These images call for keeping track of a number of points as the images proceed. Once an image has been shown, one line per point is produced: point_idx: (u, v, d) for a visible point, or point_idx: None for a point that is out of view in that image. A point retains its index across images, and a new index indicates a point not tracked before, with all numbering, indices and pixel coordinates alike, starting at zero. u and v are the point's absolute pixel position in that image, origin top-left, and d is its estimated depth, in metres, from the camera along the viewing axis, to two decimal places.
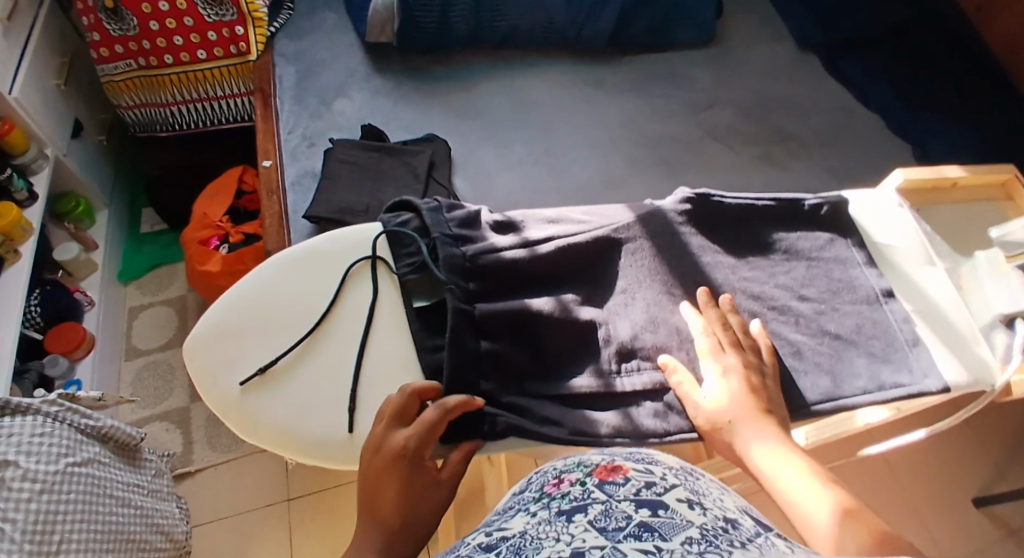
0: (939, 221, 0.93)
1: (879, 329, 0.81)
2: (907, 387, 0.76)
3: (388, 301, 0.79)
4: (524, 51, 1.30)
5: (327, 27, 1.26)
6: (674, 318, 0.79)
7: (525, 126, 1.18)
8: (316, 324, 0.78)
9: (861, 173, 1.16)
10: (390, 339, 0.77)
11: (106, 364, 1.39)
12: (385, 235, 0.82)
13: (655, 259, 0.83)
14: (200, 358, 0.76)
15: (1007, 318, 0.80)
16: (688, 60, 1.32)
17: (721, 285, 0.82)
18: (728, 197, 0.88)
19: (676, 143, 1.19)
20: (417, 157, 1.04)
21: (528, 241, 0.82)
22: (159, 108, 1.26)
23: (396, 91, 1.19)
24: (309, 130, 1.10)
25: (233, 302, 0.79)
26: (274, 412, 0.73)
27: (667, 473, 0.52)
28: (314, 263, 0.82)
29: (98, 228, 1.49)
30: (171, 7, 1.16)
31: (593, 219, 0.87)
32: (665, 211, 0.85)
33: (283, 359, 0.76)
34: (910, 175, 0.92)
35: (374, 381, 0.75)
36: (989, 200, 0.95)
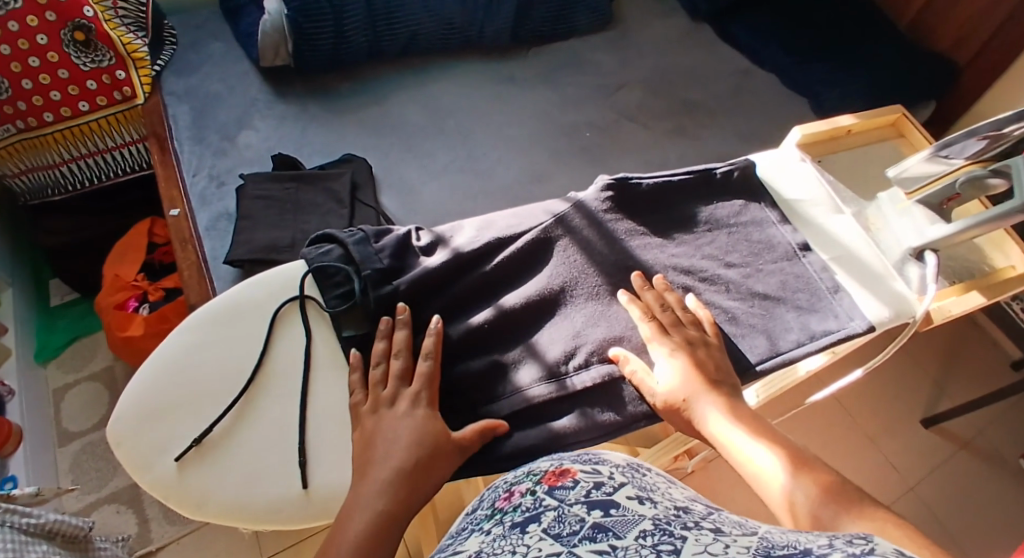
0: (842, 168, 0.95)
1: (803, 281, 0.81)
2: (837, 332, 0.77)
3: (322, 342, 0.75)
4: (427, 56, 1.26)
5: (216, 58, 1.19)
6: (609, 310, 0.77)
7: (442, 132, 1.15)
8: (249, 380, 0.73)
9: (774, 132, 1.18)
10: (331, 380, 0.73)
11: (38, 455, 1.28)
12: (312, 273, 0.77)
13: (587, 252, 0.80)
14: (127, 441, 0.70)
15: (916, 251, 0.82)
16: (591, 44, 1.32)
17: (656, 268, 0.80)
18: (645, 181, 0.85)
19: (593, 129, 1.18)
20: (337, 180, 0.99)
21: (461, 257, 0.77)
22: (48, 170, 1.17)
23: (303, 115, 1.14)
24: (215, 169, 1.04)
25: (153, 375, 0.73)
26: (219, 484, 0.68)
27: (613, 472, 0.51)
28: (233, 314, 0.76)
29: (3, 311, 1.37)
30: (43, 62, 1.05)
31: (523, 219, 0.83)
32: (589, 203, 0.82)
33: (217, 426, 0.70)
34: (808, 130, 0.94)
35: (324, 428, 0.71)
36: (885, 141, 0.99)
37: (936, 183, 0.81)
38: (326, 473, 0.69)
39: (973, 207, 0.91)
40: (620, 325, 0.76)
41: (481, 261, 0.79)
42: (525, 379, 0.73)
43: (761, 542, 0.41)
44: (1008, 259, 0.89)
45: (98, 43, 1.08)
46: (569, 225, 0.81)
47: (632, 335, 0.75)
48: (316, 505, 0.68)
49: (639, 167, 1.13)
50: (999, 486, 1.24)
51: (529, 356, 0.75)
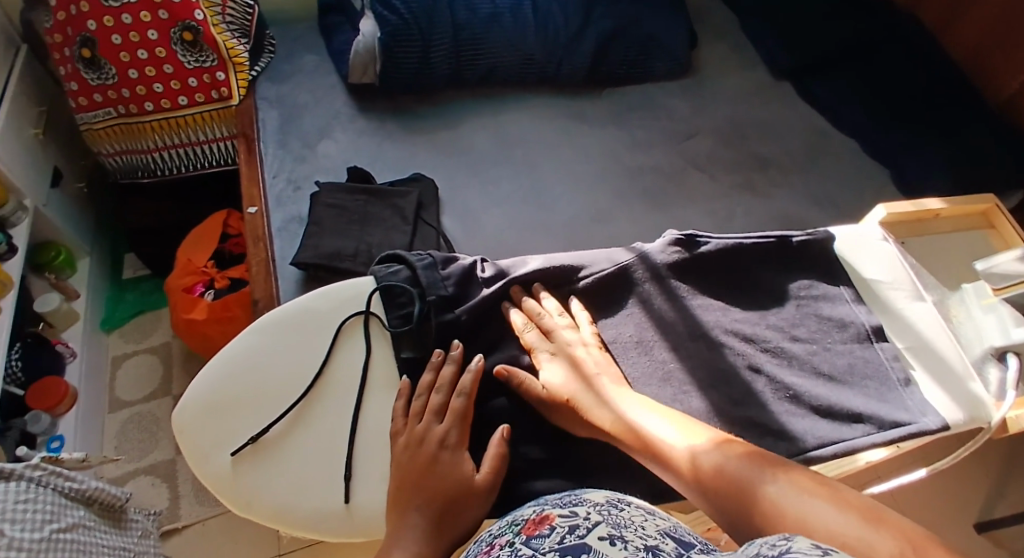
0: (924, 253, 0.93)
1: (873, 368, 0.80)
2: (908, 426, 0.74)
3: (380, 361, 0.78)
4: (504, 86, 1.30)
5: (307, 69, 1.26)
6: (665, 368, 0.78)
7: (510, 162, 1.18)
8: (308, 388, 0.76)
9: (843, 198, 1.17)
10: (383, 399, 0.76)
11: (89, 418, 1.35)
12: (379, 291, 0.80)
13: (649, 309, 0.82)
14: (189, 429, 0.74)
15: (999, 352, 0.80)
16: (668, 90, 1.34)
17: (714, 331, 0.81)
18: (714, 244, 0.86)
19: (660, 174, 1.19)
20: (404, 199, 1.02)
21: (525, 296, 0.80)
22: (141, 155, 1.24)
23: (380, 131, 1.19)
24: (294, 173, 1.09)
25: (221, 368, 0.76)
26: (270, 486, 0.71)
27: (590, 513, 0.53)
28: (302, 321, 0.79)
29: (79, 277, 1.46)
30: (150, 56, 1.14)
31: (590, 263, 0.85)
32: (656, 258, 0.85)
33: (274, 427, 0.74)
34: (891, 210, 0.92)
35: (371, 445, 0.73)
36: (974, 229, 0.95)
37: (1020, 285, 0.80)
38: (367, 492, 0.71)
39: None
40: (676, 385, 0.77)
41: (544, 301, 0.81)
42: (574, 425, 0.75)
43: None
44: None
45: (205, 45, 1.16)
46: (630, 276, 0.84)
47: (689, 399, 0.76)
48: (356, 521, 0.71)
49: (701, 218, 1.13)
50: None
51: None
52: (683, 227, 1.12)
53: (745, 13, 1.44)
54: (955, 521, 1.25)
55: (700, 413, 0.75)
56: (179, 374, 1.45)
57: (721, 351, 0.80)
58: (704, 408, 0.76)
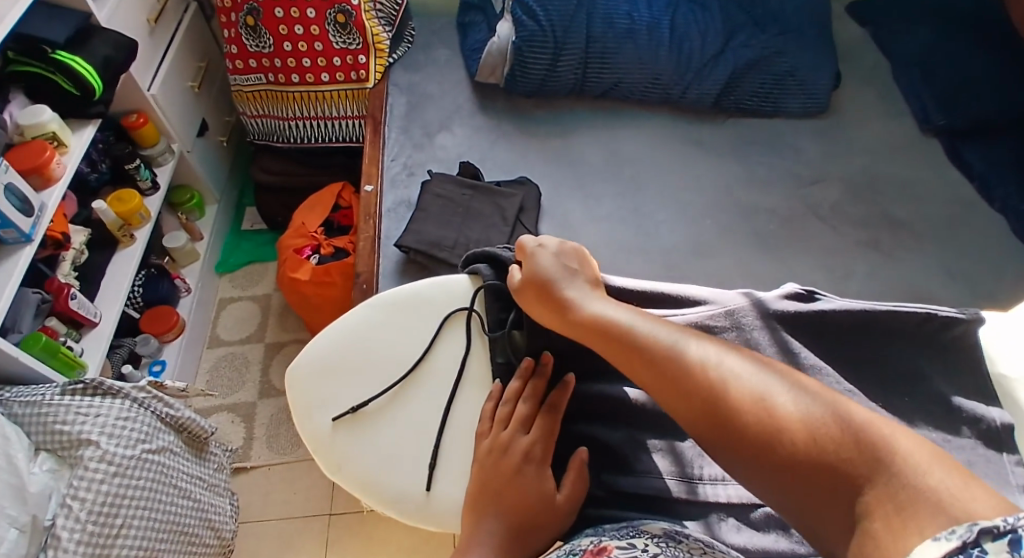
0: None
1: (995, 471, 0.68)
2: None
3: (478, 359, 0.81)
4: (627, 103, 1.31)
5: (440, 62, 1.32)
6: None
7: (618, 180, 1.18)
8: (409, 371, 0.80)
9: (975, 276, 1.08)
10: (474, 397, 0.78)
11: (191, 349, 1.47)
12: (486, 290, 0.83)
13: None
14: (299, 387, 0.79)
15: None
16: (796, 131, 1.29)
17: None
18: (835, 303, 0.79)
19: (774, 216, 1.16)
20: (507, 200, 1.05)
21: None
22: (279, 121, 1.34)
23: (497, 130, 1.22)
24: (411, 160, 1.14)
25: (338, 338, 0.82)
26: (360, 457, 0.76)
27: (647, 544, 0.56)
28: (415, 307, 0.84)
29: (205, 221, 1.60)
30: (305, 32, 1.23)
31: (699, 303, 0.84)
32: (771, 305, 0.80)
33: (373, 401, 0.78)
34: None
35: (455, 437, 0.76)
36: None
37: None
38: (447, 484, 0.74)
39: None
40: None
41: None
42: (657, 467, 0.71)
43: None
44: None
45: (353, 28, 1.23)
46: (738, 321, 0.80)
47: None
48: (433, 509, 0.73)
49: (806, 268, 1.09)
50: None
51: (667, 449, 0.73)
52: (790, 276, 1.08)
53: (897, 61, 1.37)
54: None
55: None
56: (274, 324, 1.55)
57: None
58: None
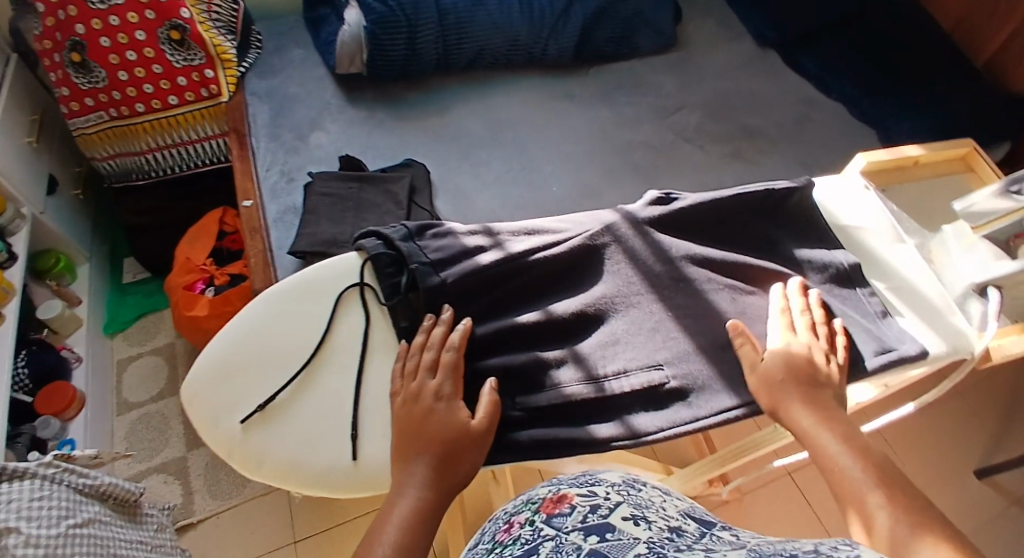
0: (907, 199, 0.91)
1: (851, 304, 0.78)
2: (890, 353, 0.73)
3: (380, 326, 0.76)
4: (494, 70, 1.31)
5: (297, 63, 1.27)
6: (653, 319, 0.76)
7: (502, 144, 1.18)
8: (312, 354, 0.75)
9: (830, 163, 1.19)
10: (384, 363, 0.75)
11: (98, 419, 1.37)
12: (368, 263, 0.79)
13: (636, 264, 0.78)
14: (199, 399, 0.73)
15: (979, 287, 0.76)
16: (652, 67, 1.36)
17: (698, 281, 0.78)
18: (689, 200, 0.83)
19: (649, 148, 1.22)
20: (397, 183, 1.03)
21: (512, 252, 0.77)
22: (134, 157, 1.26)
23: (371, 119, 1.19)
24: (287, 166, 1.10)
25: (229, 340, 0.76)
26: (280, 447, 0.71)
27: (609, 492, 0.57)
28: (303, 291, 0.79)
29: (80, 283, 1.49)
30: (139, 56, 1.15)
31: (570, 226, 0.83)
32: (639, 214, 0.81)
33: (281, 393, 0.73)
34: (872, 157, 0.90)
35: (374, 405, 0.72)
36: (953, 174, 0.93)
37: (1001, 220, 0.77)
38: (375, 448, 0.71)
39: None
40: (662, 336, 0.75)
41: (536, 263, 0.78)
42: (563, 377, 0.73)
43: (750, 555, 0.47)
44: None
45: (191, 43, 1.17)
46: (616, 234, 0.80)
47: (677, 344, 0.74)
48: (365, 476, 0.70)
49: (690, 189, 1.16)
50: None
51: (572, 356, 0.74)
52: None
53: None
54: (962, 473, 1.23)
55: (690, 356, 0.74)
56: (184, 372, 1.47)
57: (705, 299, 0.77)
58: (691, 352, 0.74)
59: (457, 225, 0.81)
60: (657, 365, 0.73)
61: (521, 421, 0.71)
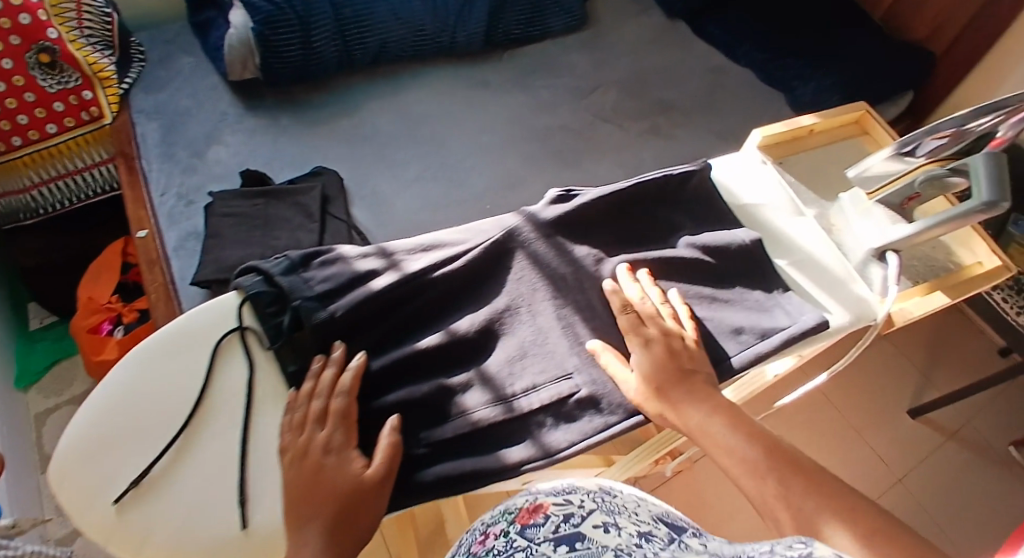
0: (806, 168, 0.91)
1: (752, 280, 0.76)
2: (790, 329, 0.70)
3: (265, 374, 0.69)
4: (401, 62, 1.25)
5: (185, 73, 1.18)
6: (562, 325, 0.71)
7: (417, 141, 1.12)
8: (191, 413, 0.67)
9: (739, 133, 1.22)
10: (271, 413, 0.67)
11: (22, 482, 1.24)
12: (250, 302, 0.71)
13: (541, 270, 0.73)
14: (62, 483, 0.63)
15: (878, 252, 0.78)
16: (565, 47, 1.34)
17: (609, 281, 0.73)
18: (591, 195, 0.78)
19: (569, 130, 1.20)
20: (308, 195, 0.96)
21: (406, 273, 0.71)
22: (19, 195, 1.13)
23: (272, 127, 1.11)
24: (184, 187, 1.01)
25: (94, 410, 0.66)
26: (159, 526, 0.62)
27: (585, 499, 0.55)
28: (176, 344, 0.70)
29: None
30: (9, 86, 1.03)
31: (472, 235, 0.77)
32: (541, 215, 0.75)
33: (158, 462, 0.64)
34: (769, 131, 0.90)
35: (266, 463, 0.65)
36: (848, 138, 0.94)
37: (897, 181, 0.79)
38: (269, 509, 0.63)
39: (939, 203, 0.88)
40: (573, 343, 0.70)
41: (433, 282, 0.71)
42: (471, 401, 0.67)
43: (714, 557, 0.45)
44: (975, 255, 0.85)
45: (64, 64, 1.07)
46: (519, 238, 0.74)
47: (585, 351, 0.70)
48: (261, 543, 0.62)
49: (613, 169, 1.15)
50: (1001, 476, 1.27)
51: (478, 378, 0.68)
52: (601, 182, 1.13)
53: None
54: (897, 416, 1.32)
55: (601, 362, 0.69)
56: None
57: None
58: None
59: (346, 250, 0.74)
60: (567, 375, 0.68)
61: (426, 458, 0.65)
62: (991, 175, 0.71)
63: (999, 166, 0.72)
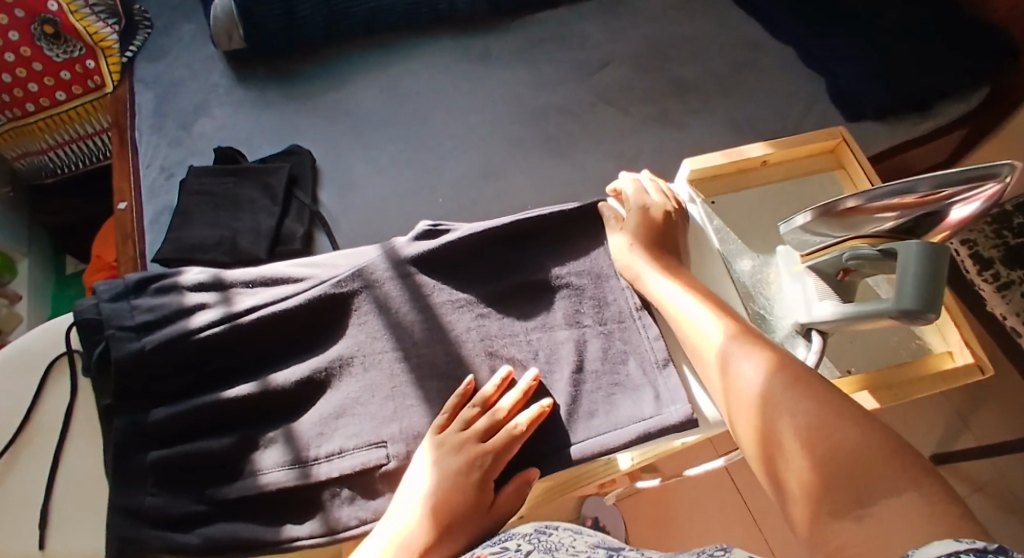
0: (741, 210, 0.80)
1: (627, 349, 0.71)
2: (650, 420, 0.66)
3: (88, 403, 0.71)
4: (399, 31, 1.21)
5: (186, 41, 1.19)
6: (391, 385, 0.69)
7: (399, 121, 1.10)
8: (15, 435, 0.69)
9: (755, 124, 1.10)
10: (86, 447, 0.69)
11: None
12: (79, 325, 0.70)
13: (386, 315, 0.72)
14: None
15: (803, 328, 0.70)
16: (580, 14, 1.24)
17: (461, 335, 0.71)
18: (462, 232, 0.75)
19: (565, 113, 1.12)
20: (276, 175, 0.97)
21: (231, 312, 0.70)
22: (39, 156, 1.21)
23: (260, 100, 1.12)
24: (167, 160, 1.04)
25: None
26: None
27: (520, 543, 0.54)
28: (15, 366, 0.73)
29: (20, 280, 1.30)
30: (17, 57, 1.08)
31: (320, 271, 0.75)
32: (403, 251, 0.75)
33: None
34: (698, 161, 0.80)
35: (72, 491, 0.67)
36: (809, 174, 0.82)
37: (825, 250, 0.67)
38: (68, 537, 0.65)
39: None
40: (396, 405, 0.68)
41: (258, 324, 0.70)
42: (266, 462, 0.66)
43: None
44: (945, 345, 0.72)
45: (67, 35, 1.09)
46: (366, 279, 0.73)
47: (407, 420, 0.67)
48: None
49: (605, 161, 1.07)
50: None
51: (283, 437, 0.67)
52: (585, 173, 1.06)
53: None
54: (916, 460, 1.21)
55: (417, 432, 0.66)
56: None
57: (466, 360, 0.70)
58: (423, 426, 0.67)
59: (184, 278, 0.74)
60: (381, 443, 0.66)
61: (205, 516, 0.64)
62: (920, 275, 0.57)
63: (932, 261, 0.57)
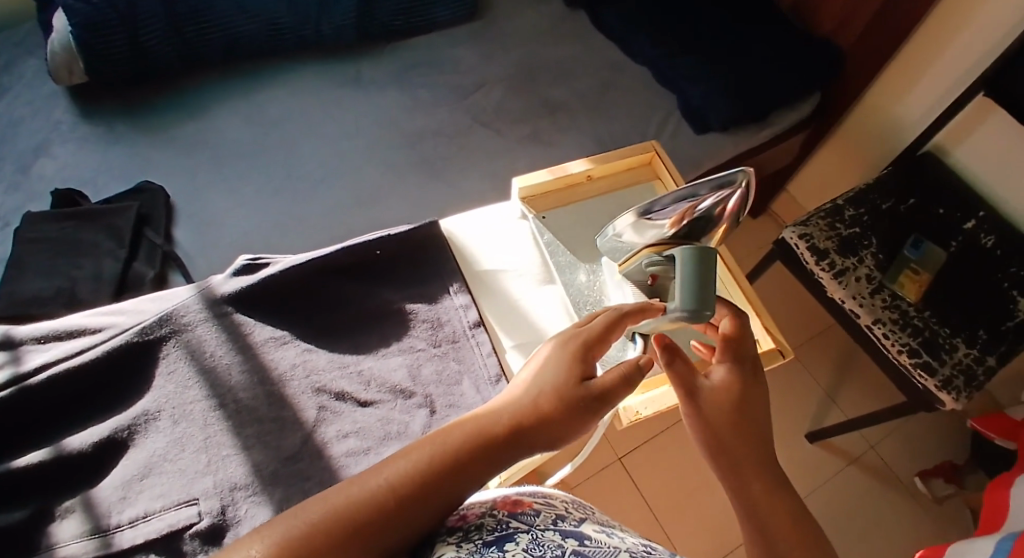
0: (569, 222, 0.80)
1: (458, 371, 0.71)
2: None
3: None
4: (262, 59, 1.17)
5: (26, 77, 1.10)
6: (203, 435, 0.64)
7: (263, 153, 1.05)
8: None
9: (621, 138, 1.13)
10: None
11: None
12: None
13: (198, 360, 0.68)
14: None
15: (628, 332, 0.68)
16: (450, 39, 1.24)
17: (283, 371, 0.69)
18: (279, 265, 0.73)
19: (440, 138, 1.11)
20: (123, 216, 0.91)
21: (18, 373, 0.64)
22: None
23: (109, 137, 1.05)
24: (2, 207, 0.96)
25: None
26: None
27: (567, 505, 0.48)
28: None
29: None
30: None
31: (122, 318, 0.71)
32: (218, 289, 0.71)
33: None
34: (527, 179, 0.81)
35: None
36: (634, 183, 0.84)
37: (632, 259, 0.67)
38: None
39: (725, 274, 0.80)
40: (209, 457, 0.63)
41: (52, 383, 0.64)
42: (61, 535, 0.58)
43: None
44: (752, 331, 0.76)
45: None
46: (176, 323, 0.69)
47: (222, 470, 0.62)
48: None
49: (479, 182, 1.06)
50: (900, 510, 1.21)
51: (81, 506, 0.60)
52: (457, 195, 1.05)
53: None
54: (794, 438, 1.26)
55: (231, 482, 0.62)
56: None
57: (289, 400, 0.67)
58: (239, 475, 0.62)
59: None
60: (192, 501, 0.61)
61: None
62: (691, 277, 0.57)
63: (704, 264, 0.58)
